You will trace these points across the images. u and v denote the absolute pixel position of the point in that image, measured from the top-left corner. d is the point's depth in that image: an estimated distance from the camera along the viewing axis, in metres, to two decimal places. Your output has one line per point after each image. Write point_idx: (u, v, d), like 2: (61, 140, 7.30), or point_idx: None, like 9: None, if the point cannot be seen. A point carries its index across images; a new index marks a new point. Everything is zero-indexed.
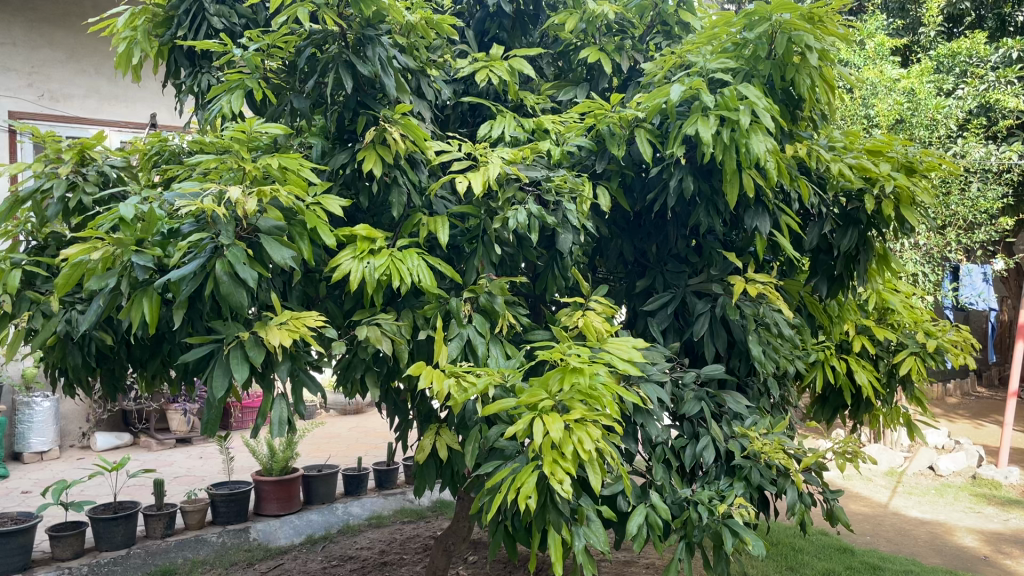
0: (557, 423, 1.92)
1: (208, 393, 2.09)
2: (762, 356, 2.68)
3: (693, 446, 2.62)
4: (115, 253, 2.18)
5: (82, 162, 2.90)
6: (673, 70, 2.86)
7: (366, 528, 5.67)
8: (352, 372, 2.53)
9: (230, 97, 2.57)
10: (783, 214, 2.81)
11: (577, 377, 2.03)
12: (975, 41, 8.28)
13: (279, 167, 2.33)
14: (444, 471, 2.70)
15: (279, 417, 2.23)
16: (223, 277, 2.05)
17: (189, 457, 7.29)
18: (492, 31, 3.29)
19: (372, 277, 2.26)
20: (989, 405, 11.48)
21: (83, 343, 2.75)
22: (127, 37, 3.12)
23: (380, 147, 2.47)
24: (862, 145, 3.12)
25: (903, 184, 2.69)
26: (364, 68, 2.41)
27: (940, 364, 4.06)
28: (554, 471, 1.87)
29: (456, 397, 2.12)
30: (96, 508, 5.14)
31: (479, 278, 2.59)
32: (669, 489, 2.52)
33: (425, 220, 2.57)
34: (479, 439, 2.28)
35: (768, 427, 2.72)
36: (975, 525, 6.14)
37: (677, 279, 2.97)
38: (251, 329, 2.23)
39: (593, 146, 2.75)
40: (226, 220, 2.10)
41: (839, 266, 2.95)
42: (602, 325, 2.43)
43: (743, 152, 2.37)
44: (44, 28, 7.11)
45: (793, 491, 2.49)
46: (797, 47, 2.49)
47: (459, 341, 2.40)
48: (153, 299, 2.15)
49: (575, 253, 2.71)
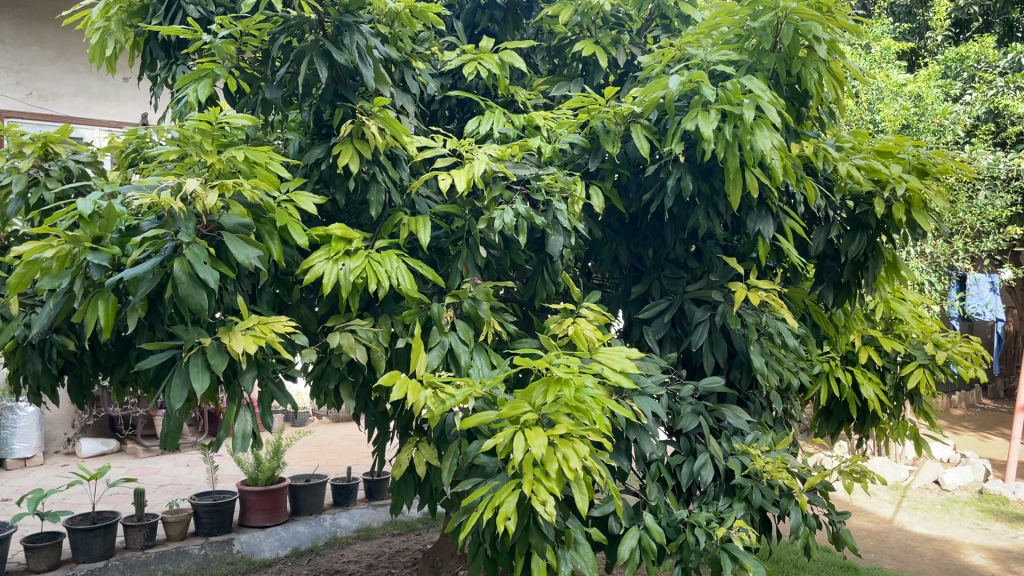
0: (540, 438, 1.78)
1: (166, 404, 1.94)
2: (764, 369, 2.49)
3: (691, 464, 2.45)
4: (72, 251, 2.04)
5: (46, 157, 2.72)
6: (672, 64, 2.68)
7: (354, 541, 5.49)
8: (325, 381, 2.35)
9: (198, 86, 2.40)
10: (788, 217, 2.65)
11: (562, 389, 1.88)
12: (984, 45, 8.12)
13: (247, 160, 2.18)
14: (425, 487, 2.52)
15: (243, 430, 2.08)
16: (182, 278, 1.91)
17: (176, 465, 7.12)
18: (482, 24, 3.13)
19: (347, 280, 2.11)
20: (995, 417, 11.28)
21: (44, 347, 2.58)
22: (101, 27, 2.93)
23: (357, 141, 2.32)
24: (871, 146, 2.94)
25: (915, 186, 2.55)
26: (341, 57, 2.25)
27: (949, 377, 3.89)
28: (536, 491, 1.74)
29: (434, 410, 1.95)
30: (74, 518, 4.98)
31: (463, 282, 2.42)
32: (664, 510, 2.35)
33: (405, 219, 2.41)
34: (459, 454, 2.12)
35: (771, 444, 2.54)
36: (982, 541, 5.95)
37: (675, 286, 2.78)
38: (216, 335, 2.08)
39: (587, 143, 2.58)
40: (185, 216, 1.95)
41: (846, 273, 2.79)
42: (594, 333, 2.28)
43: (746, 149, 2.24)
44: (32, 25, 7.00)
45: (796, 514, 2.33)
46: (805, 39, 2.35)
47: (440, 349, 2.24)
48: (109, 301, 2.00)
49: (566, 257, 2.54)
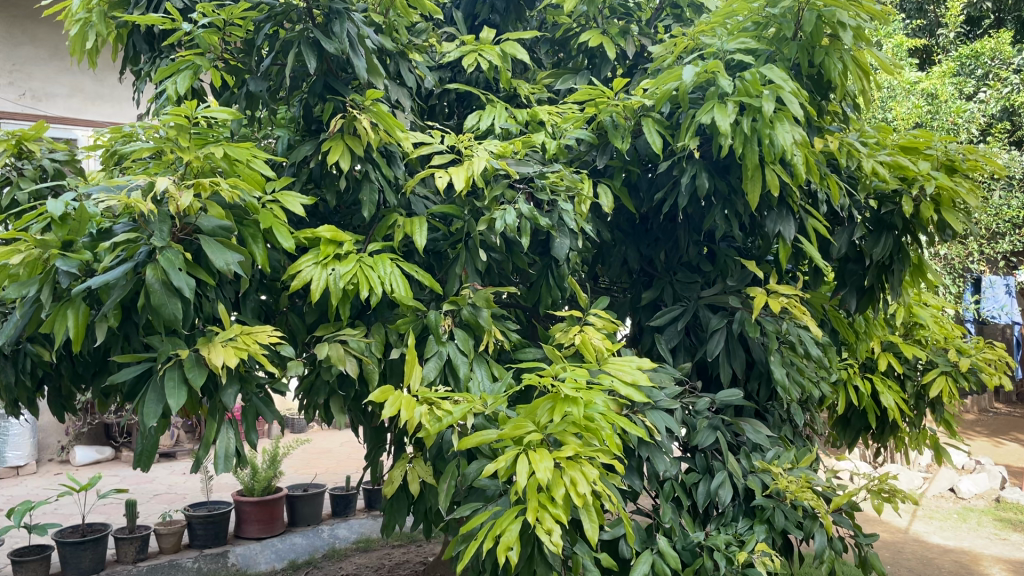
0: (545, 461, 1.62)
1: (138, 422, 1.77)
2: (786, 381, 2.32)
3: (708, 483, 2.27)
4: (42, 256, 1.87)
5: (19, 155, 2.58)
6: (685, 54, 2.52)
7: (353, 553, 5.32)
8: (314, 396, 2.19)
9: (178, 79, 2.27)
10: (809, 217, 2.48)
11: (569, 408, 1.72)
12: (999, 41, 7.93)
13: (228, 158, 2.03)
14: (420, 506, 2.34)
15: (225, 448, 1.91)
16: (155, 285, 1.74)
17: (172, 474, 7.01)
18: (482, 15, 2.97)
19: (336, 287, 1.95)
20: (1009, 422, 11.05)
21: (17, 358, 2.42)
22: (82, 19, 2.75)
23: (349, 137, 2.17)
24: (896, 141, 2.76)
25: (946, 184, 2.38)
26: (330, 46, 2.09)
27: (973, 385, 3.71)
28: (541, 519, 1.58)
29: (429, 429, 1.79)
30: (64, 531, 4.82)
31: (462, 287, 2.25)
32: (679, 532, 2.18)
33: (401, 221, 2.25)
34: (457, 475, 1.96)
35: (792, 460, 2.37)
36: (1002, 553, 5.75)
37: (688, 291, 2.61)
38: (194, 347, 1.91)
39: (594, 139, 2.41)
40: (159, 218, 1.80)
41: (870, 277, 2.62)
42: (602, 343, 2.12)
43: (767, 144, 2.07)
44: (26, 24, 6.87)
45: (822, 537, 2.16)
46: (828, 26, 2.19)
47: (437, 360, 2.07)
48: (79, 311, 1.84)
49: (573, 261, 2.37)
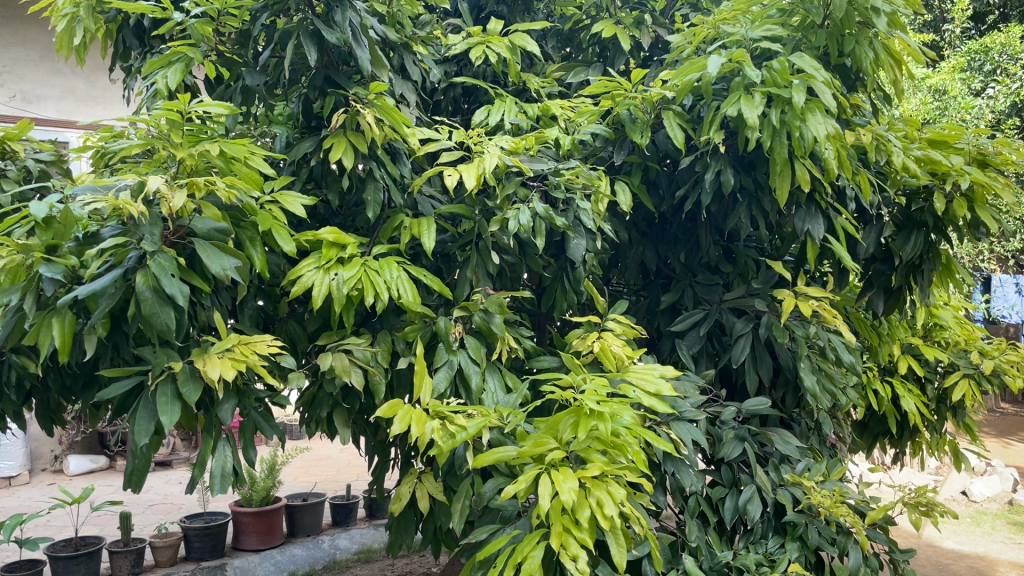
0: (570, 482, 1.48)
1: (129, 442, 1.64)
2: (816, 389, 2.19)
3: (736, 498, 2.14)
4: (25, 262, 1.73)
5: (3, 155, 2.46)
6: (704, 44, 2.40)
7: (354, 565, 5.22)
8: (317, 409, 2.06)
9: (168, 72, 2.12)
10: (837, 215, 2.35)
11: (595, 423, 1.57)
12: (1010, 36, 7.81)
13: (223, 155, 1.89)
14: (429, 524, 2.21)
15: (222, 467, 1.77)
16: (145, 293, 1.61)
17: (168, 484, 6.87)
18: (488, 6, 2.85)
19: (340, 293, 1.82)
20: (1016, 422, 10.95)
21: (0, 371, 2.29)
22: (69, 13, 2.55)
23: (352, 134, 2.04)
24: (923, 134, 2.64)
25: (982, 179, 2.26)
26: (331, 36, 1.96)
27: (996, 387, 3.59)
28: (565, 545, 1.44)
29: (442, 447, 1.64)
30: (56, 545, 4.67)
31: (473, 292, 2.11)
32: (705, 551, 2.05)
33: (407, 222, 2.11)
34: (471, 494, 1.83)
35: (823, 472, 2.24)
36: (1019, 558, 5.62)
37: (710, 294, 2.49)
38: (189, 358, 1.78)
39: (611, 134, 2.28)
40: (150, 220, 1.67)
41: (900, 277, 2.50)
42: (623, 350, 1.99)
43: (796, 138, 1.95)
44: (14, 24, 6.72)
45: (857, 554, 2.03)
46: (860, 12, 2.06)
47: (448, 370, 1.94)
48: (66, 320, 1.71)
49: (590, 262, 2.24)
